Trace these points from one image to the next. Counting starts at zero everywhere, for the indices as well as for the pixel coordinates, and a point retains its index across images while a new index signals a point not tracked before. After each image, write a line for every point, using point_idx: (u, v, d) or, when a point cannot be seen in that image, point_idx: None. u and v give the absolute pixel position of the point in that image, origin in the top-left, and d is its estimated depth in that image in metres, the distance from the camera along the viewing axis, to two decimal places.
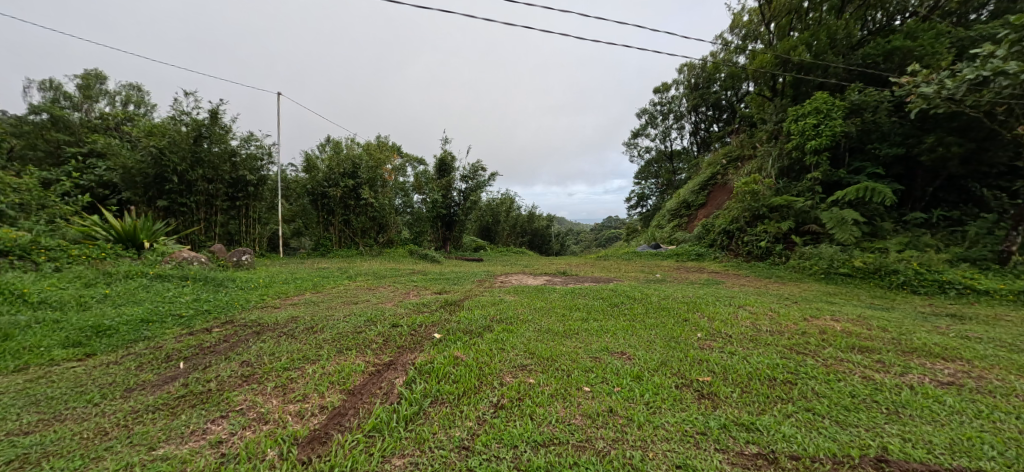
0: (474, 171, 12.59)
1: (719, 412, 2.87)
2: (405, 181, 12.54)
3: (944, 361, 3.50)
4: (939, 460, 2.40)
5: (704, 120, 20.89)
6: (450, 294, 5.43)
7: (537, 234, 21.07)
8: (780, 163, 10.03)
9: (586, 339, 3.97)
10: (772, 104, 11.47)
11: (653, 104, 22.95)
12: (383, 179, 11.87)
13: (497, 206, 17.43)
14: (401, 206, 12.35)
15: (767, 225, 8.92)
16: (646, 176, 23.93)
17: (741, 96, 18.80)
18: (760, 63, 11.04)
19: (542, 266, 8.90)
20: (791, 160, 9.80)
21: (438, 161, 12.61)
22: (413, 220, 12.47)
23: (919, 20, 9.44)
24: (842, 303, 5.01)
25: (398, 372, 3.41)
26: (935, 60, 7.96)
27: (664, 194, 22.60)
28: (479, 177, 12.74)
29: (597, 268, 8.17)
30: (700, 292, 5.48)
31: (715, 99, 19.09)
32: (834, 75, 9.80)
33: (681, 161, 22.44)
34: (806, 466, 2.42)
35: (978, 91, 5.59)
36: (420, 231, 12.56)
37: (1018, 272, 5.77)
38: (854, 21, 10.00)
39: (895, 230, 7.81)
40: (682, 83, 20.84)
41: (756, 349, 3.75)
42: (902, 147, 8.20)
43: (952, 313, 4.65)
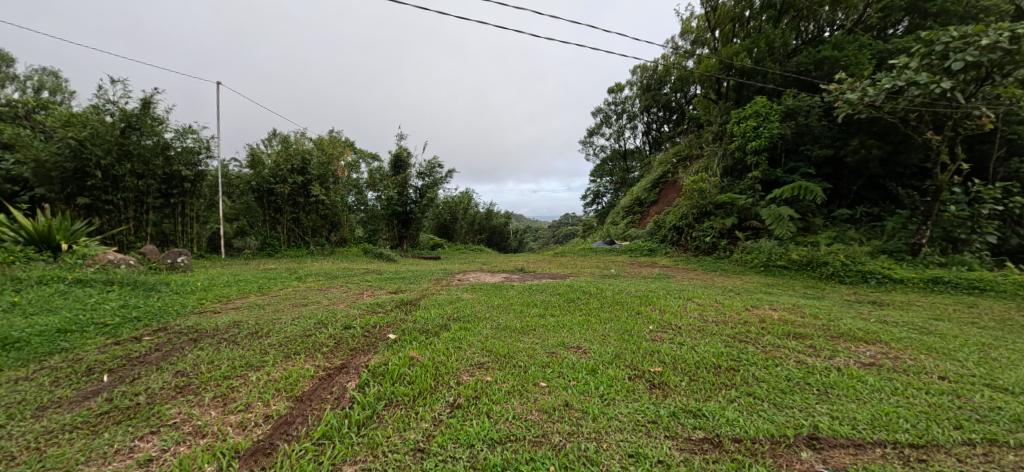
0: (430, 167, 12.31)
1: (669, 401, 2.99)
2: (358, 178, 12.14)
3: (866, 343, 3.81)
4: (861, 435, 2.62)
5: (655, 120, 21.75)
6: (406, 294, 5.27)
7: (496, 231, 20.99)
8: (724, 163, 10.64)
9: (543, 335, 3.98)
10: (717, 107, 12.10)
11: (607, 104, 23.62)
12: (334, 175, 11.34)
13: (454, 202, 17.29)
14: (354, 204, 12.03)
15: (712, 222, 9.43)
16: (601, 175, 24.63)
17: (689, 99, 19.80)
18: (706, 67, 11.66)
19: (501, 263, 8.83)
20: (734, 160, 10.41)
21: (394, 156, 12.23)
22: (367, 218, 12.25)
23: (845, 33, 10.25)
24: (779, 294, 5.35)
25: (350, 376, 3.27)
26: (858, 71, 8.70)
27: (617, 192, 23.36)
28: (436, 173, 12.46)
29: (554, 265, 8.29)
30: (652, 286, 5.68)
31: (665, 101, 19.92)
32: (772, 81, 10.48)
33: (634, 160, 23.18)
34: (747, 447, 2.56)
35: (895, 99, 6.12)
36: (375, 229, 12.38)
37: (927, 263, 6.40)
38: (789, 31, 10.75)
39: (825, 225, 8.47)
40: (634, 85, 21.58)
41: (703, 339, 3.91)
42: (830, 149, 8.89)
43: (873, 300, 5.11)
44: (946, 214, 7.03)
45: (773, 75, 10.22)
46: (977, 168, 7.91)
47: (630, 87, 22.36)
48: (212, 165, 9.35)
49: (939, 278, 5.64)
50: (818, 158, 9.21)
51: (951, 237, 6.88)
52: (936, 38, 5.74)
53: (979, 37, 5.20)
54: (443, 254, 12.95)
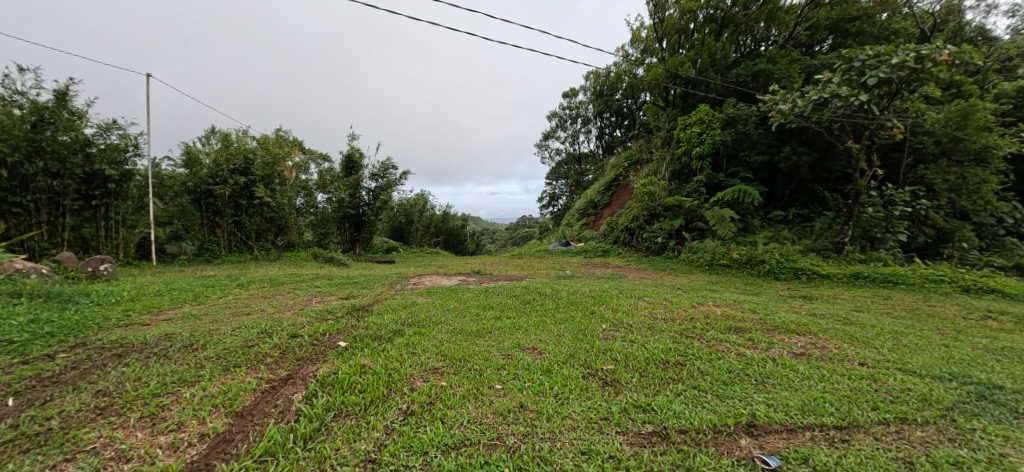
0: (384, 168, 12.34)
1: (621, 397, 3.07)
2: (308, 179, 11.54)
3: (798, 335, 4.11)
4: (793, 420, 2.82)
5: (608, 125, 22.55)
6: (358, 299, 5.09)
7: (452, 233, 20.69)
8: (672, 167, 11.17)
9: (498, 337, 3.98)
10: (665, 114, 12.72)
11: (562, 108, 24.19)
12: (281, 176, 10.79)
13: (409, 205, 16.94)
14: (302, 206, 11.36)
15: (662, 223, 9.85)
16: (556, 177, 25.17)
17: (639, 105, 20.68)
18: (655, 75, 12.21)
19: (457, 266, 8.76)
20: (681, 165, 10.97)
21: (345, 158, 12.15)
22: (317, 221, 11.63)
23: (778, 48, 11.08)
24: (722, 291, 5.67)
25: (296, 388, 3.09)
26: (789, 84, 9.43)
27: (572, 195, 23.97)
28: (390, 175, 12.60)
29: (511, 266, 8.33)
30: (605, 286, 5.84)
31: (616, 106, 20.70)
32: (715, 90, 11.16)
33: (588, 163, 23.90)
34: (692, 438, 2.67)
35: (821, 110, 6.69)
36: (325, 232, 11.83)
37: (849, 260, 7.03)
38: (729, 44, 11.50)
39: (762, 226, 9.09)
40: (588, 90, 22.24)
41: (653, 336, 4.06)
42: (766, 155, 9.58)
43: (804, 295, 5.54)
44: (864, 215, 7.75)
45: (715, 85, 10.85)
46: (889, 174, 8.81)
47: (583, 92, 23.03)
48: (141, 164, 8.58)
49: (859, 273, 6.20)
50: (755, 163, 9.90)
51: (869, 236, 7.60)
52: (855, 56, 6.33)
53: (890, 56, 5.80)
54: (398, 257, 12.66)
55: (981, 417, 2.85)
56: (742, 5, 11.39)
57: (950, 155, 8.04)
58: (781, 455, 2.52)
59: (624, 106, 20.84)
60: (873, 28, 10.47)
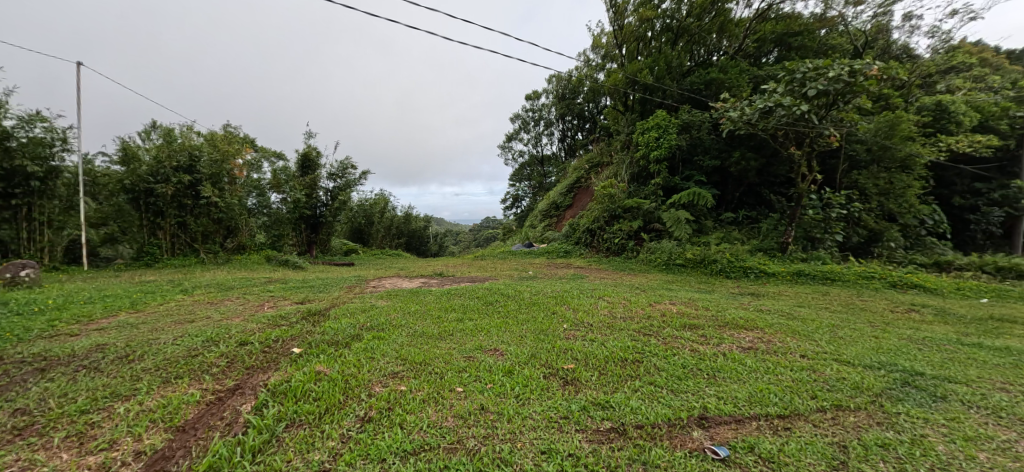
0: (343, 169, 11.86)
1: (580, 395, 3.12)
2: (261, 178, 11.20)
3: (747, 330, 4.33)
4: (741, 411, 2.97)
5: (570, 128, 23.00)
6: (314, 303, 4.90)
7: (415, 235, 19.59)
8: (631, 170, 11.53)
9: (460, 339, 3.94)
10: (624, 118, 13.12)
11: (525, 110, 24.43)
12: (230, 175, 10.07)
13: (369, 206, 16.56)
14: (255, 207, 11.03)
15: (621, 224, 10.13)
16: (519, 179, 25.37)
17: (600, 109, 20.88)
18: (615, 81, 12.58)
19: (419, 268, 8.60)
20: (639, 168, 11.34)
21: (301, 155, 11.50)
22: (270, 223, 11.26)
23: (729, 59, 11.67)
24: (678, 289, 5.89)
25: (244, 398, 2.93)
26: (738, 92, 9.95)
27: (535, 196, 24.25)
28: (349, 175, 12.06)
29: (474, 268, 8.30)
30: (567, 286, 5.92)
31: (578, 110, 21.16)
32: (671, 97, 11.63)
33: (550, 165, 24.28)
34: (648, 432, 2.75)
35: (767, 118, 7.12)
36: (279, 234, 11.43)
37: (793, 258, 7.51)
38: (684, 53, 12.02)
39: (715, 227, 9.55)
40: (551, 93, 22.59)
41: (612, 335, 4.16)
42: (718, 160, 10.08)
43: (753, 292, 5.85)
44: (806, 217, 8.30)
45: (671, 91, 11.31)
46: (827, 179, 9.49)
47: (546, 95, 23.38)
48: (70, 160, 7.88)
49: (801, 271, 6.63)
50: (708, 167, 10.39)
51: (809, 236, 8.15)
52: (796, 69, 6.77)
53: (827, 70, 6.26)
54: (357, 260, 12.32)
55: (905, 402, 3.12)
56: (696, 17, 11.96)
57: (879, 162, 8.76)
58: (730, 445, 2.64)
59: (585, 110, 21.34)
60: (813, 42, 11.24)
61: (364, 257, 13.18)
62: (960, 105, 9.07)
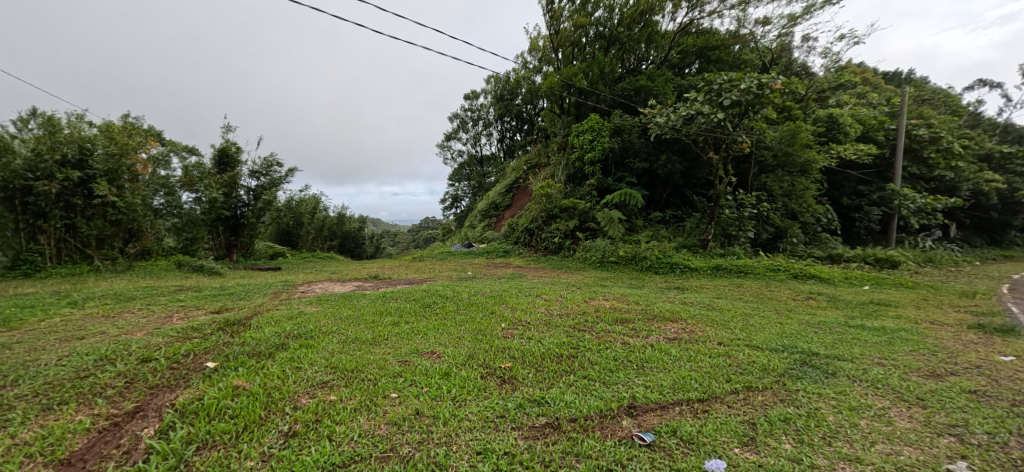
0: (267, 166, 11.40)
1: (517, 393, 3.16)
2: (169, 176, 9.85)
3: (672, 322, 4.64)
4: (666, 398, 3.17)
5: (509, 129, 23.29)
6: (232, 312, 4.51)
7: (349, 237, 18.94)
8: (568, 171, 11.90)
9: (396, 343, 3.83)
10: (561, 121, 13.52)
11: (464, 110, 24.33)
12: (131, 172, 8.86)
13: (299, 206, 15.57)
14: (162, 207, 9.73)
15: (558, 224, 10.41)
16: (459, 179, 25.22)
17: (537, 110, 21.38)
18: (552, 84, 12.91)
19: (353, 271, 8.24)
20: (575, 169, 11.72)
21: (217, 151, 10.85)
22: (182, 225, 10.17)
23: (656, 68, 12.46)
24: (611, 286, 6.17)
25: (147, 421, 2.63)
26: (664, 100, 10.64)
27: (474, 197, 24.26)
28: (274, 173, 11.61)
29: (412, 270, 8.10)
30: (506, 286, 5.98)
31: (517, 111, 21.49)
32: (604, 102, 12.16)
33: (490, 166, 24.41)
34: (581, 424, 2.85)
35: (688, 124, 7.68)
36: (192, 237, 10.39)
37: (713, 254, 8.19)
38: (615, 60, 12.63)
39: (644, 226, 10.16)
40: (489, 93, 22.72)
41: (548, 332, 4.26)
42: (647, 163, 10.73)
43: (678, 286, 6.29)
44: (723, 216, 9.07)
45: (604, 96, 11.84)
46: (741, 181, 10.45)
47: (485, 95, 23.50)
48: None
49: (719, 266, 7.23)
50: (638, 169, 11.02)
51: (727, 233, 8.92)
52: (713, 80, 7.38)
53: (740, 82, 6.90)
54: (283, 264, 11.54)
55: (803, 379, 3.51)
56: (626, 27, 12.64)
57: (783, 167, 9.78)
58: (655, 430, 2.80)
59: (524, 111, 21.73)
60: (729, 57, 12.30)
61: (292, 262, 12.36)
62: (846, 118, 10.39)
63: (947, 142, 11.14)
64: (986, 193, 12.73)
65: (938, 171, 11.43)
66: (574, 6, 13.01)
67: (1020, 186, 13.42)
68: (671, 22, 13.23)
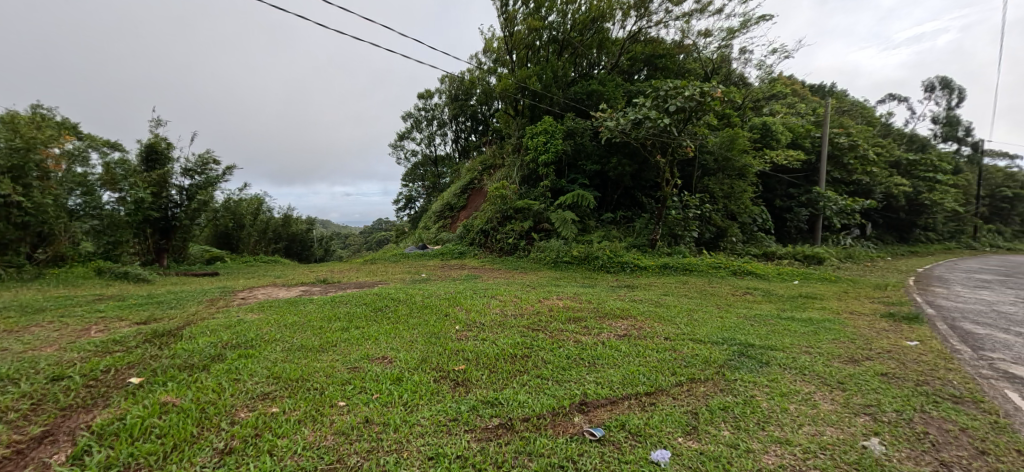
0: (202, 163, 10.60)
1: (470, 396, 3.15)
2: (87, 173, 8.93)
3: (623, 319, 4.81)
4: (615, 393, 3.27)
5: (464, 130, 23.20)
6: (161, 323, 4.17)
7: (295, 239, 18.08)
8: (522, 173, 11.99)
9: (344, 350, 3.71)
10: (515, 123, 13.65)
11: (417, 109, 23.96)
12: (41, 168, 7.86)
13: (240, 207, 14.63)
14: (79, 208, 8.82)
15: (513, 225, 10.47)
16: (412, 179, 24.77)
17: (492, 112, 21.43)
18: (506, 86, 12.99)
19: (300, 275, 7.86)
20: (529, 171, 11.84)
21: (145, 146, 9.96)
22: (103, 228, 9.19)
23: (607, 73, 12.87)
24: (565, 285, 6.31)
25: (56, 448, 2.36)
26: (615, 104, 11.02)
27: (429, 197, 23.95)
28: (210, 171, 10.81)
29: (363, 273, 7.85)
30: (460, 287, 5.94)
31: (471, 112, 21.48)
32: (556, 105, 12.40)
33: (444, 166, 24.16)
34: (533, 423, 2.88)
35: (637, 128, 8.00)
36: (115, 241, 9.44)
37: (661, 253, 8.60)
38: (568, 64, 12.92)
39: (596, 226, 10.47)
40: (443, 93, 22.55)
41: (502, 332, 4.28)
42: (599, 165, 11.08)
43: (629, 284, 6.52)
44: (671, 217, 9.52)
45: (557, 99, 12.07)
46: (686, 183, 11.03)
47: (438, 95, 23.29)
48: None
49: (666, 264, 7.59)
50: (590, 172, 11.33)
51: (673, 233, 9.36)
52: (660, 87, 7.76)
53: (684, 89, 7.29)
54: (221, 269, 10.78)
55: (740, 369, 3.75)
56: (578, 32, 12.97)
57: (724, 171, 10.43)
58: (604, 425, 2.88)
59: (479, 112, 21.74)
60: (674, 65, 12.95)
61: (232, 267, 11.56)
62: (778, 125, 11.25)
63: (863, 149, 12.38)
64: (895, 195, 14.28)
65: (855, 175, 12.67)
66: (528, 9, 13.18)
67: (923, 189, 15.18)
68: (621, 29, 13.74)
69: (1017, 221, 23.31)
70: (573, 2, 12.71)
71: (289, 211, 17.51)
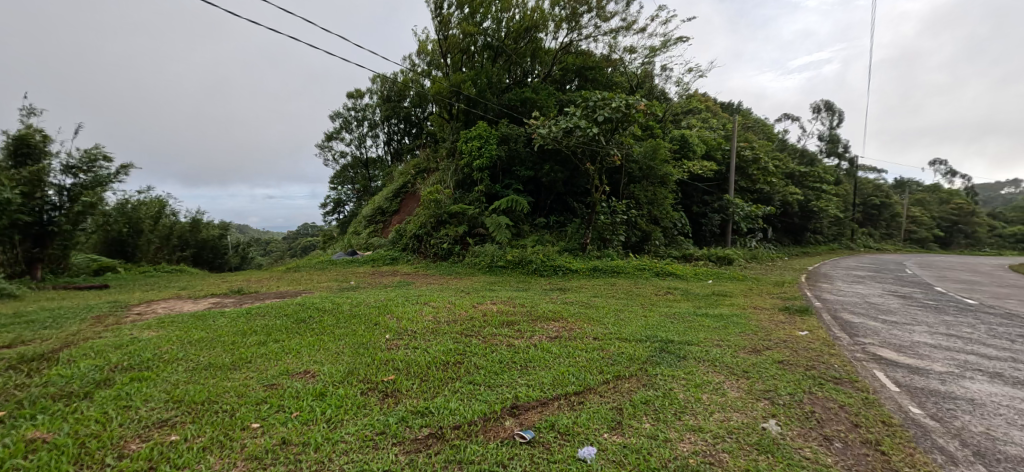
0: (90, 159, 9.44)
1: (399, 407, 3.06)
2: None
3: (554, 321, 4.98)
4: (546, 395, 3.37)
5: (396, 132, 22.67)
6: (29, 346, 3.59)
7: (206, 247, 16.20)
8: (456, 177, 11.90)
9: (261, 366, 3.45)
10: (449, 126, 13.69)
11: (347, 109, 23.04)
12: None
13: (138, 209, 13.00)
14: None
15: (448, 230, 10.40)
16: (341, 182, 23.74)
17: (426, 115, 21.09)
18: (440, 89, 12.90)
19: (208, 285, 7.16)
20: (464, 175, 11.83)
21: (13, 139, 8.59)
22: None
23: (540, 82, 13.27)
24: (499, 290, 6.39)
25: None
26: (547, 112, 11.41)
27: (359, 201, 23.06)
28: (100, 169, 9.64)
29: (285, 282, 7.35)
30: (391, 295, 5.79)
31: (405, 113, 21.07)
32: (491, 111, 12.44)
33: (376, 169, 23.41)
34: (464, 430, 2.85)
35: (568, 136, 8.30)
36: None
37: (591, 256, 9.03)
38: (502, 71, 13.14)
39: (530, 230, 10.75)
40: (374, 93, 21.94)
41: (435, 339, 4.24)
42: (532, 171, 11.35)
43: (561, 286, 6.78)
44: (600, 221, 9.97)
45: (491, 105, 12.21)
46: None
47: (370, 95, 22.61)
48: None
49: (596, 267, 7.99)
50: (524, 177, 11.57)
51: (603, 237, 9.83)
52: (589, 97, 8.16)
53: (611, 101, 7.76)
54: (111, 281, 9.44)
55: (661, 364, 4.03)
56: (513, 40, 13.25)
57: (648, 179, 11.19)
58: (535, 427, 2.94)
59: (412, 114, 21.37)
60: (603, 77, 13.66)
61: (126, 278, 10.18)
62: (694, 138, 12.31)
63: (764, 161, 13.97)
64: (789, 203, 16.26)
65: (758, 184, 14.26)
66: (462, 14, 13.23)
67: (812, 198, 17.44)
68: (554, 40, 14.23)
69: (884, 225, 27.56)
70: (506, 10, 12.96)
71: (198, 215, 15.72)
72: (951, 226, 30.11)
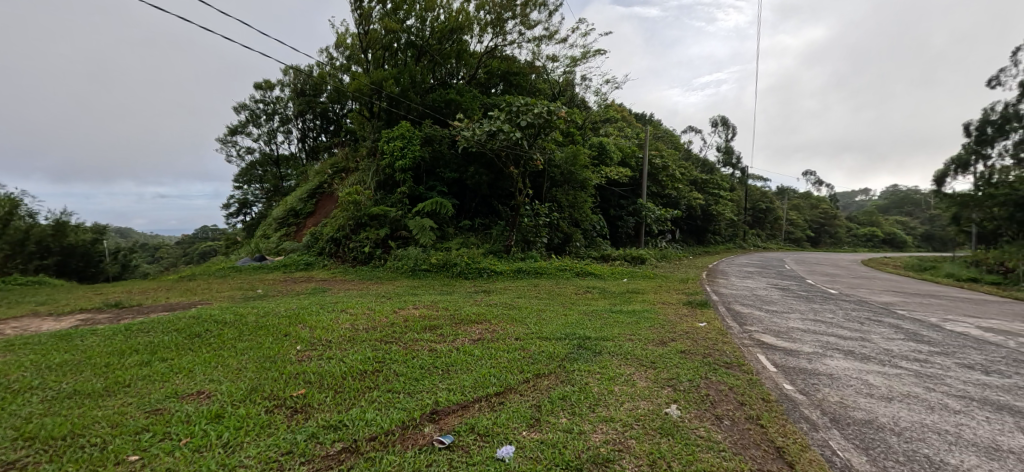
0: None
1: (309, 422, 2.90)
2: None
3: (478, 323, 5.04)
4: (466, 398, 3.40)
5: (311, 129, 21.30)
6: None
7: (75, 252, 13.49)
8: (377, 178, 11.46)
9: (144, 389, 3.08)
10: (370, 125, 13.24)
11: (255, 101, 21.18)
12: None
13: None
14: None
15: (369, 232, 10.02)
16: (248, 181, 21.78)
17: (345, 112, 20.08)
18: (359, 86, 12.32)
19: (74, 300, 6.18)
20: (385, 176, 11.45)
21: None
22: None
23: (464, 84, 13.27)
24: (422, 293, 6.30)
25: None
26: (471, 115, 11.45)
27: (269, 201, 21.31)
28: None
29: (176, 292, 6.59)
30: (304, 302, 5.46)
31: (321, 109, 19.85)
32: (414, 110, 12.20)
33: (287, 167, 21.80)
34: (379, 441, 2.77)
35: (492, 139, 8.41)
36: None
37: (515, 258, 9.27)
38: (426, 70, 12.91)
39: (455, 233, 10.73)
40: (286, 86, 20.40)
41: (351, 348, 4.09)
42: (457, 173, 11.32)
43: (485, 289, 6.87)
44: (524, 224, 10.19)
45: (414, 105, 11.97)
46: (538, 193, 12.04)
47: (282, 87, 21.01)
48: None
49: (519, 269, 8.24)
50: (449, 179, 11.48)
51: (526, 239, 10.12)
52: (512, 103, 8.35)
53: (534, 107, 8.05)
54: None
55: (577, 360, 4.27)
56: (437, 40, 13.06)
57: (569, 183, 11.73)
58: (454, 431, 2.95)
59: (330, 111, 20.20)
60: (527, 83, 14.01)
61: None
62: (610, 146, 13.13)
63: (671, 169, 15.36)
64: (693, 207, 18.04)
65: (666, 190, 15.62)
66: (384, 9, 12.74)
67: (711, 202, 19.54)
68: (479, 44, 14.29)
69: (770, 226, 31.66)
70: (431, 10, 12.71)
71: (64, 216, 13.46)
72: (820, 227, 35.43)
